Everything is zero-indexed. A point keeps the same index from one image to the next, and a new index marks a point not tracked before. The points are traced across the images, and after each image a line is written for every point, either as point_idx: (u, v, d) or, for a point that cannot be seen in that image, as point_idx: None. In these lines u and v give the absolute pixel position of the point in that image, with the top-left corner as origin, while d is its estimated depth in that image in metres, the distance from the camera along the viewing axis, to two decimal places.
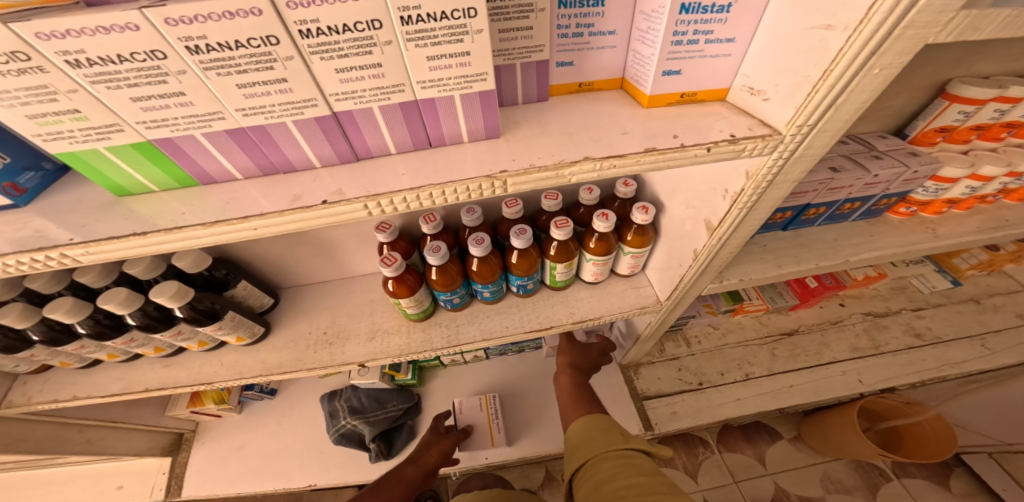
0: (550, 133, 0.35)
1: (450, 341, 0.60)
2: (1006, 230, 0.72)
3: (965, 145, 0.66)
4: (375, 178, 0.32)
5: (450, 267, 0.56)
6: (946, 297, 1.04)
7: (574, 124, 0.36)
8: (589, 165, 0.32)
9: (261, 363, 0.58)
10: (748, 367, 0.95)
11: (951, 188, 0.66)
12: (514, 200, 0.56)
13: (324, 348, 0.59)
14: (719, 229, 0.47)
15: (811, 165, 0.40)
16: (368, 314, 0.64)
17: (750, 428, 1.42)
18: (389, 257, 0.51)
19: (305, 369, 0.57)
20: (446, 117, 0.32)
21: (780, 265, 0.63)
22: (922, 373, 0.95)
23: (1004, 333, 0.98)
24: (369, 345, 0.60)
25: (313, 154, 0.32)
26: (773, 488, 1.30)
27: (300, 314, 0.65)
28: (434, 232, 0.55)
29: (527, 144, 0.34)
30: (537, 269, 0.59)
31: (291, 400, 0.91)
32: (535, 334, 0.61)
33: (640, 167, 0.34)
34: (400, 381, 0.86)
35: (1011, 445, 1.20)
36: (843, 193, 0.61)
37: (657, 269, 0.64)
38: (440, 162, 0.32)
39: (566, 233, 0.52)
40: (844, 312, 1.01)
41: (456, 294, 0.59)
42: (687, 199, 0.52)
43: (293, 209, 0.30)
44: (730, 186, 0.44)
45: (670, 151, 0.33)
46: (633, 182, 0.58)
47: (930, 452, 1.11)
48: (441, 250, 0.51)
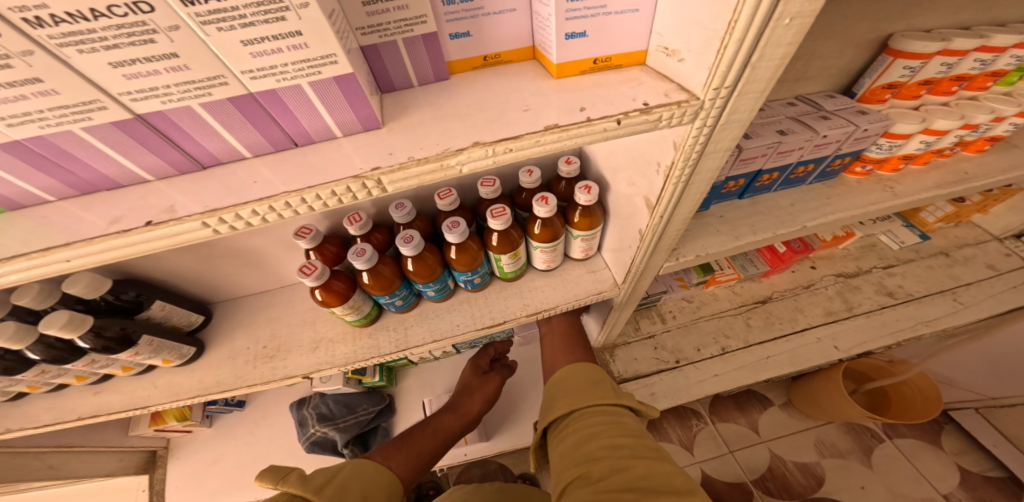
0: (438, 116, 0.34)
1: (399, 345, 0.61)
2: (966, 183, 0.72)
3: (916, 101, 0.64)
4: (222, 190, 0.31)
5: (383, 269, 0.55)
6: (916, 252, 1.04)
7: (472, 103, 0.35)
8: (478, 151, 0.30)
9: (198, 382, 0.59)
10: (724, 340, 0.94)
11: (906, 145, 0.65)
12: (447, 191, 0.55)
13: (264, 362, 0.60)
14: (658, 206, 0.46)
15: (742, 131, 0.39)
16: (311, 323, 0.65)
17: (741, 397, 1.46)
18: (308, 266, 0.51)
19: (246, 386, 0.58)
20: (303, 114, 0.31)
21: (737, 237, 0.62)
22: (897, 333, 0.97)
23: (975, 286, 1.00)
24: (313, 355, 0.61)
25: (136, 165, 0.30)
26: (766, 454, 1.34)
27: (238, 328, 0.66)
28: (361, 232, 0.55)
29: (411, 133, 0.33)
30: (481, 262, 0.59)
31: (260, 410, 0.90)
32: (487, 330, 0.62)
33: (542, 148, 0.32)
34: (367, 383, 0.85)
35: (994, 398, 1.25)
36: (795, 156, 0.60)
37: (610, 250, 0.63)
38: (314, 160, 0.32)
39: (503, 221, 0.52)
40: (815, 275, 1.00)
41: (397, 297, 0.59)
42: (628, 176, 0.50)
43: (106, 235, 0.28)
44: (661, 159, 0.42)
45: (573, 126, 0.31)
46: (575, 159, 0.56)
47: (918, 411, 1.14)
48: (366, 253, 0.51)
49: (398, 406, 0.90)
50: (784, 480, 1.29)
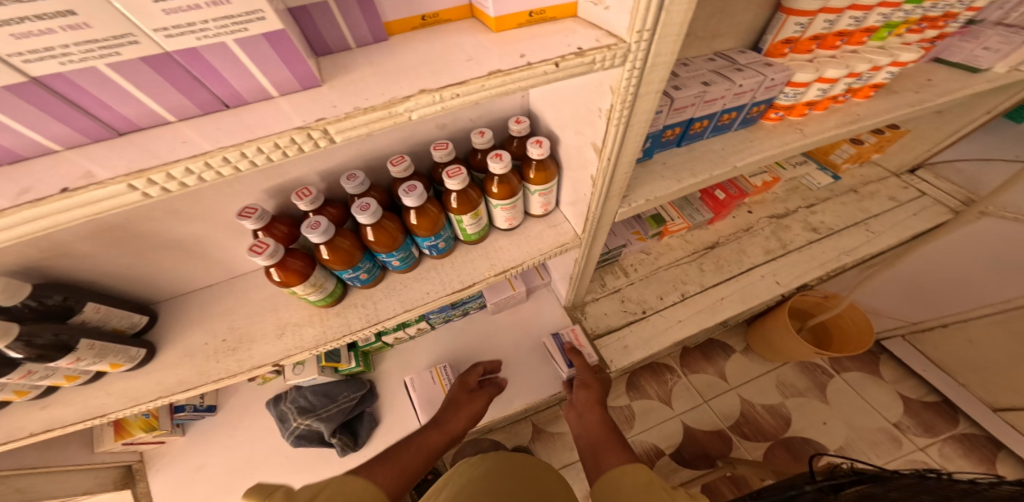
0: (380, 71, 0.38)
1: (370, 320, 0.64)
2: (860, 122, 0.83)
3: (810, 55, 0.76)
4: (145, 154, 0.32)
5: (341, 242, 0.57)
6: (832, 191, 1.24)
7: (415, 59, 0.38)
8: (425, 98, 0.34)
9: (158, 385, 0.58)
10: (683, 286, 1.07)
11: (807, 92, 0.76)
12: (399, 158, 0.59)
13: (227, 355, 0.61)
14: (605, 148, 0.51)
15: (669, 74, 0.45)
16: (272, 310, 0.67)
17: (706, 348, 1.70)
18: (259, 244, 0.52)
19: (213, 381, 0.59)
20: (233, 75, 0.33)
21: (679, 180, 0.70)
22: (825, 263, 1.11)
23: (882, 216, 1.21)
24: (279, 342, 0.63)
25: (42, 134, 0.30)
26: (736, 399, 1.57)
27: (189, 325, 0.66)
28: (312, 207, 0.56)
29: (349, 89, 0.36)
30: (443, 226, 0.63)
31: (237, 411, 0.91)
32: (459, 293, 0.67)
33: (488, 92, 0.37)
34: (345, 371, 0.91)
35: (916, 324, 1.51)
36: (719, 105, 0.69)
37: (568, 203, 0.71)
38: (252, 118, 0.34)
39: (459, 180, 0.57)
40: (752, 218, 1.17)
41: (361, 270, 0.62)
42: (575, 127, 0.56)
43: (20, 205, 0.28)
44: (602, 104, 0.48)
45: (515, 70, 0.36)
46: (524, 120, 0.64)
47: (856, 344, 1.33)
48: (320, 225, 0.53)
49: (379, 390, 0.97)
50: (756, 422, 1.52)
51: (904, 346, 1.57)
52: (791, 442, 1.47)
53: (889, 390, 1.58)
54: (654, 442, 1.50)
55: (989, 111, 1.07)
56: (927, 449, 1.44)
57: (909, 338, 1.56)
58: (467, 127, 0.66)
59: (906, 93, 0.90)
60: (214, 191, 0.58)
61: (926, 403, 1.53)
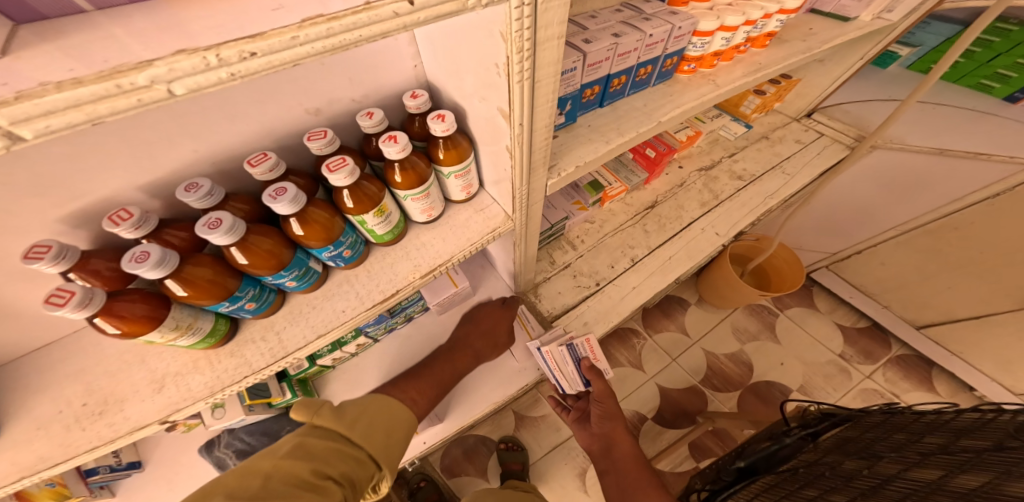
0: (123, 33, 0.23)
1: (277, 354, 0.55)
2: (762, 71, 0.83)
3: (708, 4, 0.75)
4: None
5: (197, 273, 0.46)
6: (748, 140, 1.33)
7: (185, 13, 0.25)
8: (186, 61, 0.21)
9: (14, 463, 0.46)
10: (631, 252, 1.08)
11: (712, 42, 0.74)
12: (260, 156, 0.48)
13: (93, 422, 0.49)
14: (514, 114, 0.45)
15: (567, 16, 0.38)
16: (140, 363, 0.54)
17: (664, 305, 1.77)
18: (59, 292, 0.39)
19: (82, 453, 0.47)
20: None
21: (608, 141, 0.67)
22: (755, 208, 1.17)
23: (793, 157, 1.30)
24: (157, 398, 0.51)
25: None
26: (700, 353, 1.65)
27: (31, 395, 0.52)
28: (143, 232, 0.44)
29: (61, 58, 0.21)
30: (341, 231, 0.54)
31: (167, 464, 0.86)
32: (382, 306, 0.59)
33: (314, 52, 0.25)
34: (281, 404, 0.87)
35: (835, 254, 1.68)
36: (633, 58, 0.66)
37: (490, 182, 0.64)
38: None
39: (344, 172, 0.48)
40: (683, 173, 1.22)
41: (243, 300, 0.51)
42: (479, 93, 0.49)
43: None
44: (498, 59, 0.40)
45: (346, 12, 0.24)
46: (421, 93, 0.56)
47: (791, 281, 1.48)
48: (149, 256, 0.41)
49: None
50: (722, 373, 1.61)
51: (829, 276, 1.75)
52: (757, 387, 1.58)
53: (827, 321, 1.75)
54: (635, 409, 1.52)
55: (862, 56, 1.15)
56: (874, 376, 1.60)
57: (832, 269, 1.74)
58: (352, 109, 0.56)
59: (795, 41, 0.92)
60: None
61: (860, 329, 1.72)
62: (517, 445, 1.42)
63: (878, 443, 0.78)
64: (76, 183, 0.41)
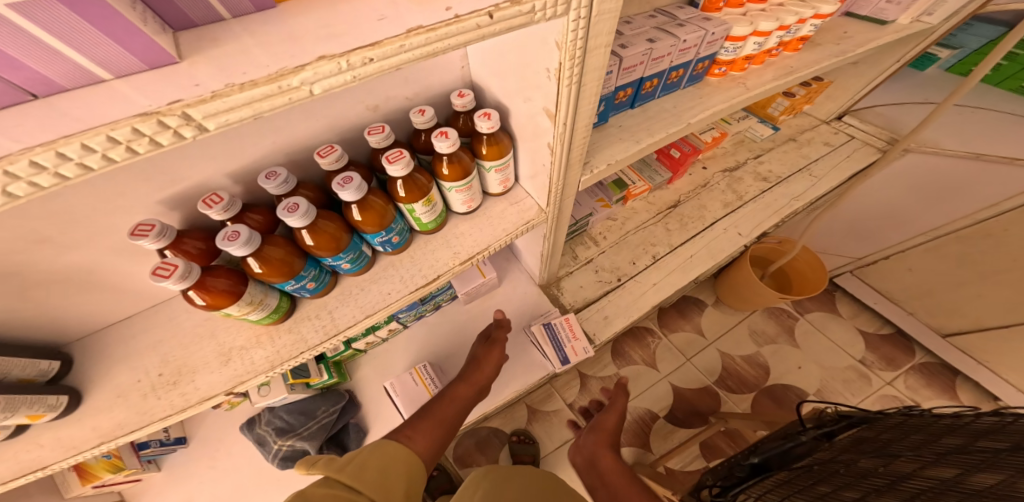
0: (262, 40, 0.28)
1: (330, 331, 0.60)
2: (795, 74, 0.84)
3: (741, 9, 0.77)
4: None
5: (271, 252, 0.51)
6: (774, 141, 1.34)
7: (308, 23, 0.30)
8: (325, 66, 0.26)
9: (93, 431, 0.51)
10: (652, 249, 1.11)
11: (745, 47, 0.76)
12: (328, 148, 0.54)
13: (169, 390, 0.54)
14: (559, 114, 0.49)
15: (615, 27, 0.42)
16: (210, 336, 0.60)
17: (681, 306, 1.79)
18: (164, 266, 0.45)
19: (159, 419, 0.52)
20: (33, 57, 0.21)
21: (638, 141, 0.70)
22: (780, 210, 1.18)
23: (821, 160, 1.30)
24: (225, 370, 0.57)
25: None
26: (715, 353, 1.67)
27: (112, 364, 0.57)
28: (228, 215, 0.50)
29: (220, 62, 0.26)
30: (393, 218, 0.59)
31: (212, 439, 0.94)
32: (424, 289, 0.64)
33: (412, 55, 0.30)
34: (318, 385, 0.93)
35: (861, 259, 1.66)
36: (666, 62, 0.69)
37: (526, 177, 0.69)
38: (70, 109, 0.23)
39: (402, 164, 0.53)
40: (707, 173, 1.24)
41: (306, 279, 0.57)
42: (524, 94, 0.54)
43: None
44: (550, 64, 0.44)
45: (441, 25, 0.29)
46: (468, 93, 0.61)
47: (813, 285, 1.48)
48: (240, 236, 0.47)
49: (360, 399, 0.99)
50: (737, 374, 1.62)
51: (853, 280, 1.73)
52: (772, 390, 1.59)
53: (848, 327, 1.73)
54: (647, 407, 1.55)
55: (899, 59, 1.14)
56: (894, 383, 1.59)
57: (857, 274, 1.72)
58: (404, 107, 0.61)
59: (828, 45, 0.92)
60: (100, 209, 0.47)
61: (882, 336, 1.69)
62: (529, 438, 1.48)
63: (894, 443, 0.80)
64: (176, 168, 0.48)
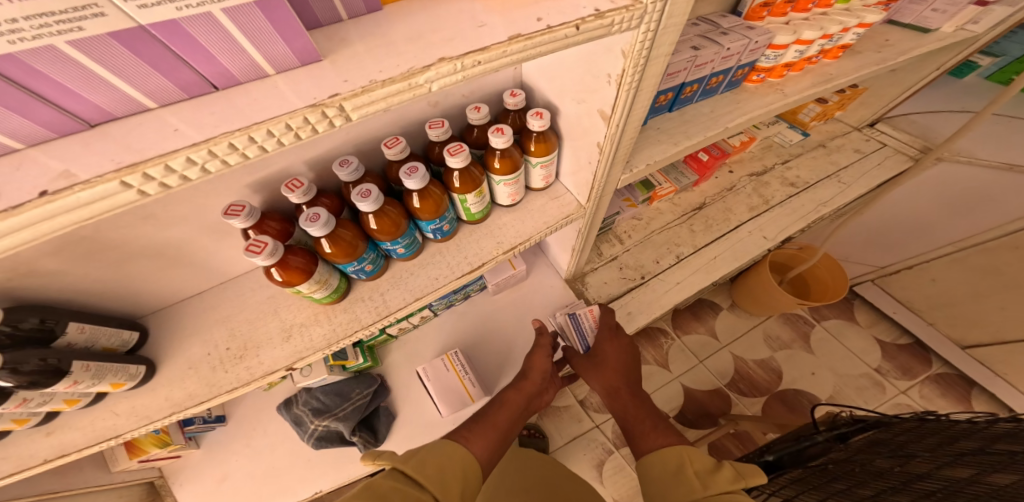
0: (385, 43, 0.34)
1: (382, 312, 0.64)
2: (833, 82, 0.86)
3: (784, 18, 0.79)
4: (136, 140, 0.27)
5: (342, 234, 0.56)
6: (802, 147, 1.35)
7: (418, 28, 0.35)
8: (446, 67, 0.31)
9: (166, 401, 0.56)
10: (677, 249, 1.14)
11: (786, 54, 0.78)
12: (394, 140, 0.58)
13: (236, 364, 0.59)
14: (614, 117, 0.52)
15: (678, 37, 0.45)
16: (273, 313, 0.65)
17: (696, 308, 1.81)
18: (256, 243, 0.50)
19: (226, 391, 0.57)
20: (223, 52, 0.28)
21: (676, 143, 0.73)
22: (806, 215, 1.20)
23: (850, 168, 1.31)
24: (287, 345, 0.61)
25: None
26: (729, 355, 1.69)
27: (184, 336, 0.62)
28: (305, 199, 0.55)
29: (355, 63, 0.32)
30: (446, 208, 0.63)
31: (248, 419, 0.99)
32: (470, 275, 0.68)
33: (509, 59, 0.34)
34: (352, 368, 0.95)
35: (883, 268, 1.67)
36: (708, 69, 0.71)
37: (568, 174, 0.72)
38: (246, 98, 0.30)
39: (462, 157, 0.58)
40: (734, 177, 1.26)
41: (366, 261, 0.61)
42: (576, 96, 0.58)
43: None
44: (612, 70, 0.48)
45: (536, 34, 0.34)
46: (519, 92, 0.65)
47: (833, 292, 1.49)
48: (319, 217, 0.52)
49: (391, 384, 1.03)
50: (750, 378, 1.64)
51: (873, 289, 1.73)
52: (785, 395, 1.60)
53: (866, 335, 1.73)
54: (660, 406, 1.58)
55: (939, 67, 1.14)
56: (909, 392, 1.59)
57: (878, 283, 1.72)
58: (460, 104, 0.66)
59: (868, 53, 0.94)
60: (194, 188, 0.53)
61: (900, 346, 1.69)
62: (540, 432, 1.51)
63: (911, 444, 0.83)
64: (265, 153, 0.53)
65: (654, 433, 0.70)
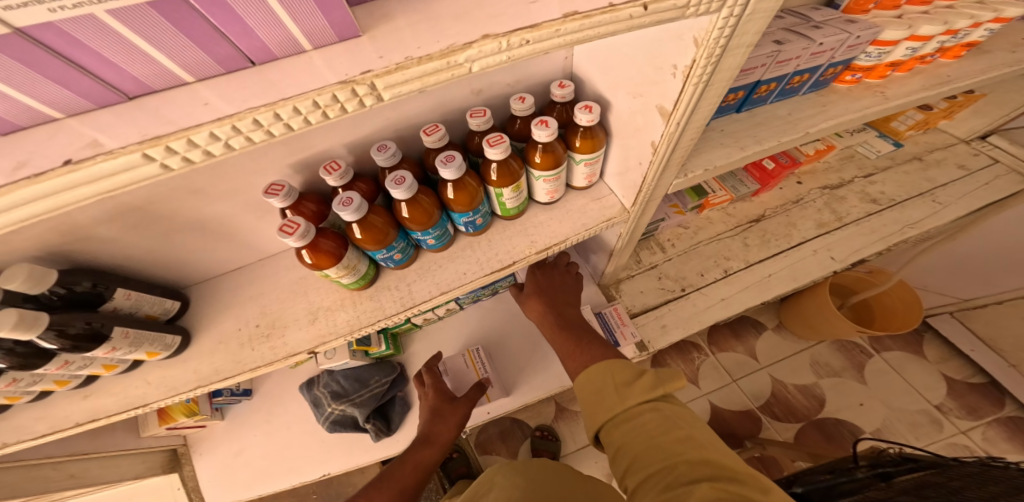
0: (427, 20, 0.29)
1: (405, 303, 0.62)
2: (951, 85, 0.72)
3: (897, 11, 0.66)
4: (165, 114, 0.24)
5: (374, 220, 0.54)
6: (892, 160, 1.18)
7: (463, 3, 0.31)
8: (489, 45, 0.27)
9: (196, 374, 0.59)
10: (725, 262, 1.04)
11: (893, 52, 0.66)
12: (433, 127, 0.55)
13: (262, 343, 0.61)
14: (674, 113, 0.46)
15: (766, 25, 0.38)
16: (303, 294, 0.65)
17: (737, 326, 1.68)
18: (290, 223, 0.49)
19: (249, 370, 0.59)
20: (261, 25, 0.24)
21: (742, 147, 0.64)
22: (885, 236, 1.05)
23: (949, 186, 1.13)
24: (312, 327, 0.61)
25: (39, 100, 0.22)
26: (768, 378, 1.56)
27: (220, 310, 0.65)
28: (342, 182, 0.53)
29: (395, 38, 0.28)
30: (481, 201, 0.60)
31: (270, 395, 1.07)
32: (498, 273, 0.64)
33: (562, 39, 0.29)
34: (375, 354, 0.97)
35: (969, 301, 1.45)
36: (791, 66, 0.62)
37: (614, 174, 0.66)
38: (281, 79, 0.26)
39: (501, 149, 0.53)
40: (802, 189, 1.12)
41: (394, 250, 0.59)
42: (632, 89, 0.52)
43: (20, 180, 0.21)
44: (679, 61, 0.41)
45: (594, 12, 0.29)
46: (568, 83, 0.60)
47: (901, 322, 1.33)
48: (353, 202, 0.50)
49: (410, 373, 1.04)
50: (787, 402, 1.51)
51: (951, 324, 1.52)
52: (828, 428, 1.46)
53: (934, 371, 1.53)
54: None
55: None
56: (969, 433, 1.40)
57: (959, 316, 1.51)
58: (504, 93, 0.61)
59: (1000, 53, 0.78)
60: (237, 167, 0.53)
61: (973, 385, 1.48)
62: (553, 435, 1.53)
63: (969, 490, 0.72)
64: (305, 136, 0.52)
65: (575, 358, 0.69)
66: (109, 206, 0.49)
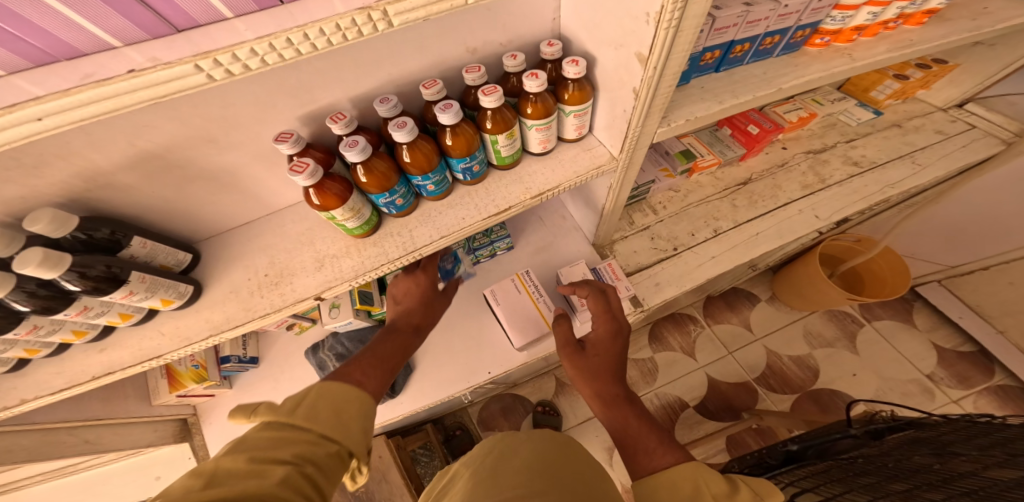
0: None
1: (407, 248, 0.65)
2: (913, 48, 0.76)
3: None
4: (208, 38, 0.30)
5: (376, 164, 0.57)
6: (872, 126, 1.22)
7: None
8: None
9: (208, 322, 0.62)
10: (715, 223, 1.08)
11: (855, 17, 0.71)
12: (432, 81, 0.59)
13: (271, 290, 0.63)
14: (651, 58, 0.50)
15: None
16: (310, 244, 0.69)
17: (730, 298, 1.73)
18: (299, 163, 0.52)
19: (260, 316, 0.62)
20: None
21: (720, 101, 0.68)
22: (867, 196, 1.10)
23: (927, 149, 1.17)
24: (319, 274, 0.64)
25: (106, 34, 0.28)
26: (761, 349, 1.60)
27: (232, 262, 0.68)
28: (346, 130, 0.57)
29: None
30: (477, 147, 0.63)
31: (276, 362, 1.11)
32: (496, 217, 0.67)
33: None
34: (378, 316, 1.00)
35: (954, 268, 1.52)
36: (761, 27, 0.66)
37: (602, 127, 0.70)
38: (301, 10, 0.31)
39: (495, 98, 0.57)
40: (787, 154, 1.16)
41: (396, 195, 0.62)
42: (614, 42, 0.56)
43: (86, 84, 0.27)
44: (651, 8, 0.45)
45: None
46: (556, 42, 0.63)
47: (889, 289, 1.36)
48: (358, 143, 0.53)
49: None
50: (782, 374, 1.55)
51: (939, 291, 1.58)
52: (819, 396, 1.50)
53: (923, 339, 1.58)
54: (677, 395, 1.54)
55: None
56: (962, 402, 1.45)
57: (946, 284, 1.58)
58: (498, 52, 0.66)
59: (961, 20, 0.82)
60: (251, 118, 0.57)
61: (961, 354, 1.54)
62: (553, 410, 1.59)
63: (958, 444, 0.75)
64: (313, 88, 0.56)
65: (657, 451, 0.62)
66: (131, 153, 0.52)
